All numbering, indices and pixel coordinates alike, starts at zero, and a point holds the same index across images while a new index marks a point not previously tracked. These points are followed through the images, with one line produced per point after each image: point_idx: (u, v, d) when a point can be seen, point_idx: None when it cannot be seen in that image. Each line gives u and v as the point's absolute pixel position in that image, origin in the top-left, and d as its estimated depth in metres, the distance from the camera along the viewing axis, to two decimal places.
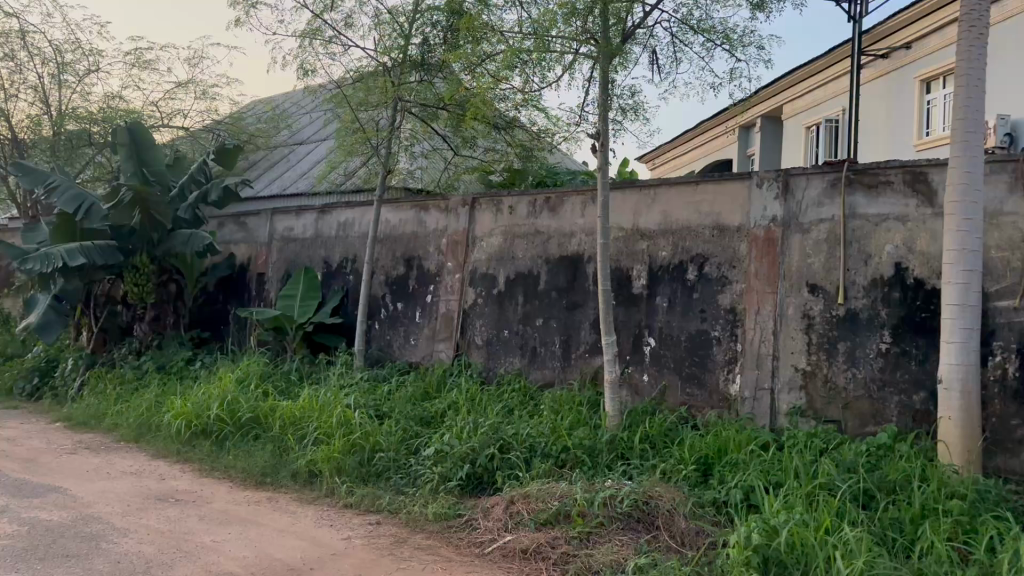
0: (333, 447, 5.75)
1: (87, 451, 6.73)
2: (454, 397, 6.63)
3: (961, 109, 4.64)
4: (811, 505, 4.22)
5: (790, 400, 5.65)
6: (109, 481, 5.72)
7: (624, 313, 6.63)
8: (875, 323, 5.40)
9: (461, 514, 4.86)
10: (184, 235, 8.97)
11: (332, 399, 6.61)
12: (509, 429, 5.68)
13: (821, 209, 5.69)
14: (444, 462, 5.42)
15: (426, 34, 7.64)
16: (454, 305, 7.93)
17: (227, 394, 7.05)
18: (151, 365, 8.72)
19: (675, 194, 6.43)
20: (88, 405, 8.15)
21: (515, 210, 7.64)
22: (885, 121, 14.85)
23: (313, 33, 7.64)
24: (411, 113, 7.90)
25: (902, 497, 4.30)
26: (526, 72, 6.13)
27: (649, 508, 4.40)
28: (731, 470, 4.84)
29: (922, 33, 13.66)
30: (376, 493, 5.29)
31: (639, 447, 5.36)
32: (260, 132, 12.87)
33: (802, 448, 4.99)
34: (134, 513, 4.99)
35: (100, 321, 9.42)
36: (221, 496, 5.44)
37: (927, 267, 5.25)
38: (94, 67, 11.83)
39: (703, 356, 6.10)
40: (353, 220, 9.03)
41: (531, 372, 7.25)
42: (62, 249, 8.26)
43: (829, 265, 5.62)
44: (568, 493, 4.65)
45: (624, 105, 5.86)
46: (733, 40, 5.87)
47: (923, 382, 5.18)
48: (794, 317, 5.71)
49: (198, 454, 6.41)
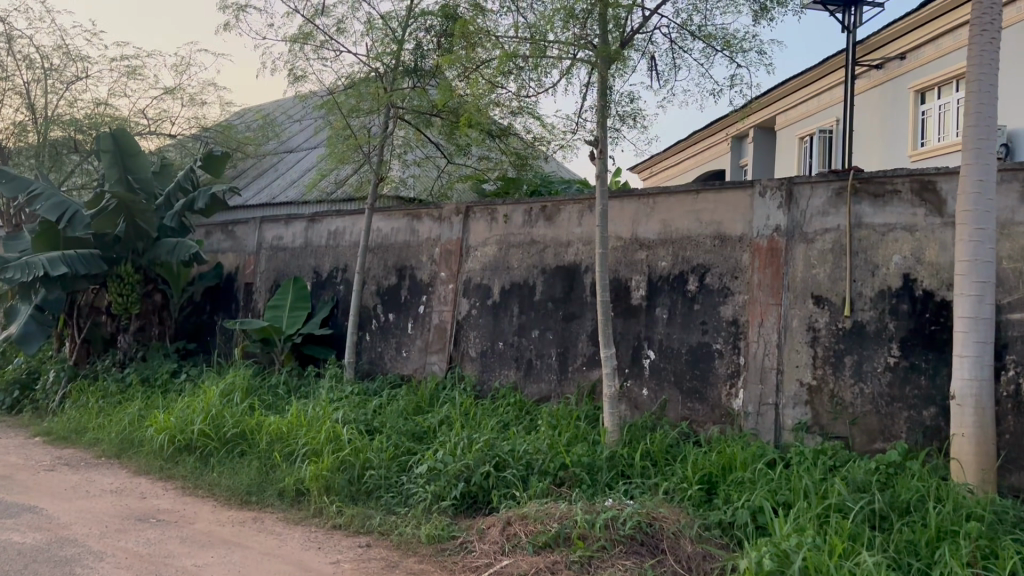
0: (322, 464, 5.52)
1: (66, 468, 6.47)
2: (448, 411, 6.42)
3: (973, 115, 4.49)
4: (823, 528, 4.04)
5: (795, 415, 5.47)
6: (87, 501, 5.47)
7: (623, 325, 6.45)
8: (883, 336, 5.24)
9: (455, 536, 4.65)
10: (169, 244, 8.73)
11: (321, 415, 6.37)
12: (505, 445, 5.46)
13: (826, 217, 5.53)
14: (438, 480, 5.20)
15: (419, 40, 7.49)
16: (447, 316, 7.72)
17: (212, 408, 6.82)
18: (134, 377, 8.47)
19: (675, 203, 6.27)
20: (69, 419, 7.89)
21: (510, 218, 7.46)
22: (879, 131, 14.76)
23: (304, 37, 7.47)
24: (404, 120, 7.73)
25: (917, 518, 4.13)
26: (522, 78, 5.96)
27: (653, 530, 4.21)
28: (737, 489, 4.66)
29: (918, 44, 13.60)
30: (366, 513, 5.07)
31: (640, 465, 5.17)
32: (249, 139, 12.66)
33: (811, 466, 4.81)
34: (112, 535, 4.75)
35: (83, 332, 9.17)
36: (204, 516, 5.20)
37: (937, 278, 5.09)
38: (79, 72, 11.58)
39: (704, 369, 5.92)
40: (343, 228, 8.83)
41: (526, 386, 7.04)
42: (43, 258, 8.04)
43: (835, 276, 5.45)
44: (567, 514, 4.44)
45: (622, 114, 5.70)
46: (734, 46, 5.71)
47: (933, 398, 5.02)
48: (799, 329, 5.54)
49: (181, 471, 6.16)
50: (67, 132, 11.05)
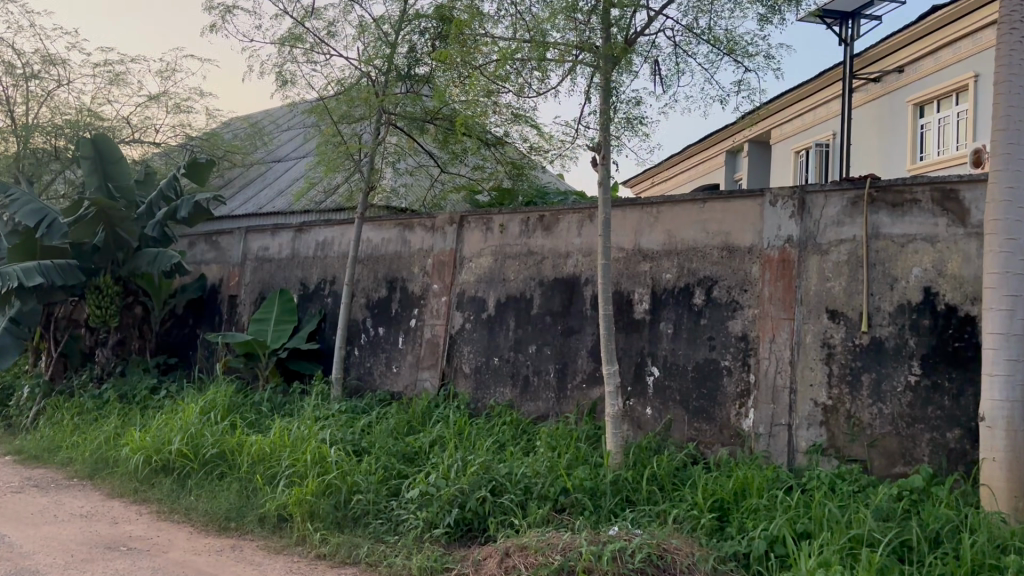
0: (306, 488, 5.16)
1: (34, 490, 6.08)
2: (440, 431, 6.07)
3: (1002, 118, 4.23)
4: (849, 562, 3.73)
5: (810, 437, 5.16)
6: (53, 526, 5.09)
7: (625, 340, 6.14)
8: (903, 353, 4.95)
9: (449, 568, 4.30)
10: (151, 254, 8.38)
11: (305, 434, 6.01)
12: (500, 468, 5.11)
13: (841, 228, 5.26)
14: (429, 506, 4.85)
15: (412, 42, 7.18)
16: (440, 330, 7.39)
17: (191, 427, 6.44)
18: (112, 393, 8.07)
19: (680, 213, 5.99)
20: (41, 437, 7.48)
21: (506, 228, 7.15)
22: (878, 145, 14.58)
23: (294, 39, 7.15)
24: (396, 126, 7.41)
25: (949, 551, 3.83)
26: (521, 80, 5.64)
27: (664, 563, 3.88)
28: (752, 516, 4.35)
29: (917, 56, 13.43)
30: (353, 541, 4.70)
31: (646, 490, 4.86)
32: (236, 148, 12.33)
33: (829, 493, 4.50)
34: (78, 565, 4.37)
35: (60, 345, 8.74)
36: (179, 544, 4.82)
37: (960, 291, 4.82)
38: (60, 78, 11.24)
39: (711, 387, 5.62)
40: (332, 238, 8.49)
41: (523, 404, 6.71)
42: (18, 268, 7.62)
43: (850, 289, 5.17)
44: (571, 545, 4.07)
45: (625, 119, 5.40)
46: (737, 51, 5.45)
47: (958, 419, 4.73)
48: (813, 346, 5.24)
49: (157, 493, 5.78)
50: (48, 140, 10.65)
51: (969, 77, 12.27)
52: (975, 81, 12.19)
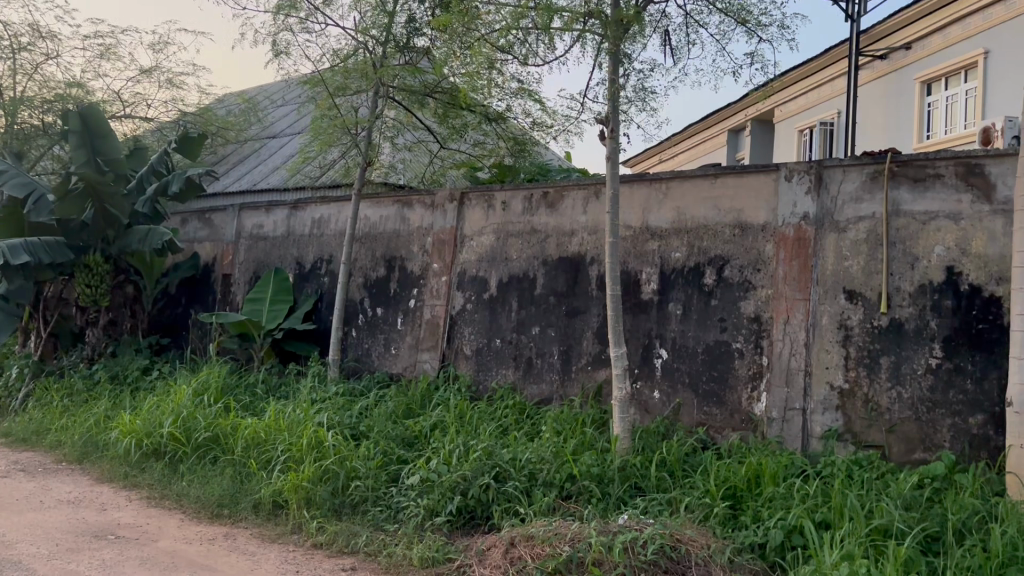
0: (301, 474, 4.96)
1: (21, 474, 5.87)
2: (441, 414, 5.87)
3: None
4: (873, 556, 3.54)
5: (825, 422, 4.97)
6: (40, 513, 4.89)
7: (633, 321, 5.94)
8: (923, 336, 4.76)
9: (451, 558, 4.11)
10: (141, 232, 8.10)
11: (301, 418, 5.81)
12: (504, 453, 4.91)
13: (860, 205, 5.04)
14: (430, 494, 4.66)
15: (412, 11, 6.88)
16: (440, 310, 7.17)
17: (183, 409, 6.23)
18: (102, 374, 7.86)
19: (690, 188, 5.77)
20: (30, 419, 7.28)
21: (508, 206, 6.92)
22: (885, 122, 14.33)
23: (288, 7, 6.86)
24: (394, 99, 7.17)
25: (977, 542, 3.65)
26: (526, 48, 5.36)
27: (679, 555, 3.70)
28: (767, 506, 4.17)
29: (925, 32, 13.15)
30: (351, 530, 4.52)
31: (656, 476, 4.68)
32: (230, 124, 12.03)
33: (849, 481, 4.32)
34: (62, 555, 4.17)
35: (49, 326, 8.51)
36: (170, 532, 4.62)
37: (985, 271, 4.62)
38: (49, 51, 10.91)
39: (723, 370, 5.42)
40: (329, 216, 8.24)
41: (526, 387, 6.52)
42: (4, 245, 7.35)
43: (869, 269, 4.96)
44: (580, 535, 3.87)
45: (634, 91, 5.15)
46: (751, 21, 5.18)
47: (981, 404, 4.55)
48: (829, 328, 5.04)
49: (148, 478, 5.59)
50: (36, 114, 10.35)
51: (978, 55, 12.03)
52: (984, 59, 11.95)
